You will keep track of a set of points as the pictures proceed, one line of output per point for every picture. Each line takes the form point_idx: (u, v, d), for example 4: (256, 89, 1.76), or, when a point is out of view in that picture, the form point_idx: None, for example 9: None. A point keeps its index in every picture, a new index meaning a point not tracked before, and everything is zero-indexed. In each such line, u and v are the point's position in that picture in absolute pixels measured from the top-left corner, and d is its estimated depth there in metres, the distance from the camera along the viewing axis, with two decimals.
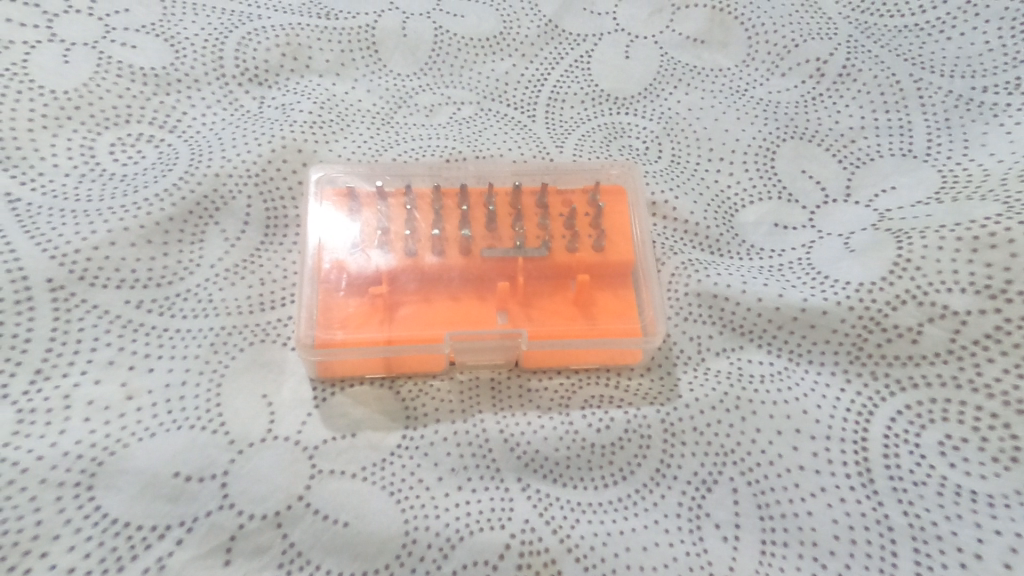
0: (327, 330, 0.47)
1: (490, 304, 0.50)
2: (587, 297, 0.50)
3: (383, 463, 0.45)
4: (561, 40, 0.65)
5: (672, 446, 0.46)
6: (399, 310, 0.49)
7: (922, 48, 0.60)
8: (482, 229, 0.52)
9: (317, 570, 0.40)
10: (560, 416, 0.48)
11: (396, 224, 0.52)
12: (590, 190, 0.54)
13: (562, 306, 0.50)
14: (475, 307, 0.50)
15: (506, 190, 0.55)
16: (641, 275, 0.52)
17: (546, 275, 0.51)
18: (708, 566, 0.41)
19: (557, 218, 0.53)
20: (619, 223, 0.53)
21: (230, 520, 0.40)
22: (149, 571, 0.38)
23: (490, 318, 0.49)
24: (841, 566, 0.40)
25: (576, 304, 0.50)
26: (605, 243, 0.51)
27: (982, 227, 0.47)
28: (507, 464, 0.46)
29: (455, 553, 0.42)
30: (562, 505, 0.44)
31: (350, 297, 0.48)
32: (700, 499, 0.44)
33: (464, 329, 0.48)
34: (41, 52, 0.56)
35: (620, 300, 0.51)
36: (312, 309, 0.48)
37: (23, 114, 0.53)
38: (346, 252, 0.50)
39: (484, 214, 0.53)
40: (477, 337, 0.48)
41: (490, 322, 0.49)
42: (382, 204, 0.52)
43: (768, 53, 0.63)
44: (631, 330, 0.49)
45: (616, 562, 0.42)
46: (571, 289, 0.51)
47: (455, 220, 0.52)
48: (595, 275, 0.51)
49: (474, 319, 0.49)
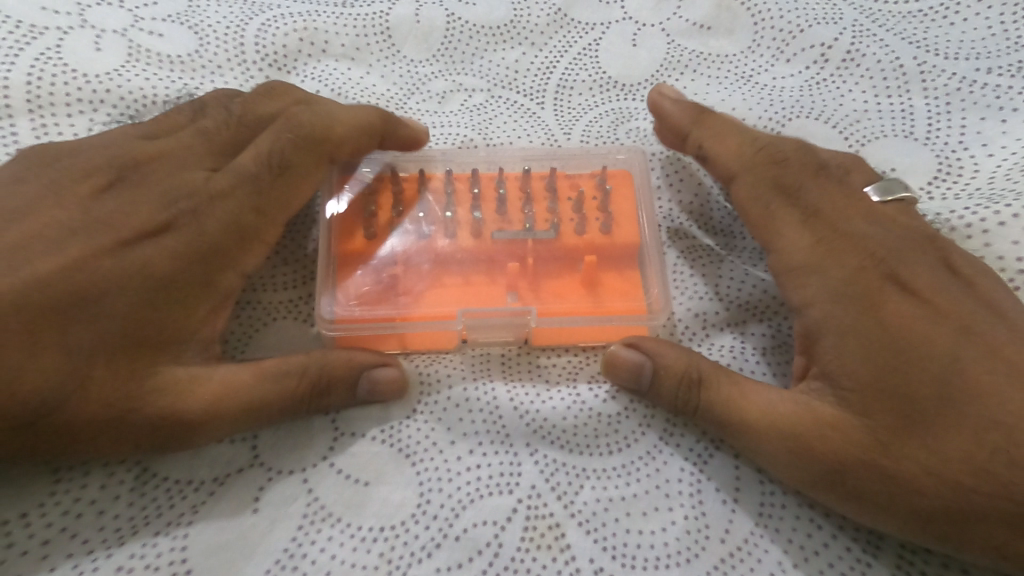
0: (347, 307, 0.50)
1: (500, 284, 0.52)
2: (592, 278, 0.52)
3: (400, 425, 0.48)
4: (569, 28, 0.67)
5: (674, 417, 0.48)
6: (414, 290, 0.51)
7: (927, 32, 0.61)
8: (493, 212, 0.54)
9: (337, 522, 0.44)
10: (567, 388, 0.51)
11: (409, 208, 0.54)
12: (597, 174, 0.56)
13: (570, 286, 0.53)
14: (486, 287, 0.52)
15: (515, 175, 0.57)
16: (646, 256, 0.53)
17: (554, 257, 0.53)
18: (706, 528, 0.44)
19: (564, 201, 0.55)
20: (625, 207, 0.55)
21: (260, 477, 0.44)
22: (184, 515, 0.43)
23: (499, 297, 0.52)
24: (834, 526, 0.44)
25: (583, 284, 0.53)
26: (611, 226, 0.53)
27: (963, 219, 0.50)
28: (516, 431, 0.48)
29: (466, 512, 0.45)
30: (568, 470, 0.47)
31: (367, 279, 0.51)
32: (702, 465, 0.47)
33: (476, 306, 0.51)
34: (75, 39, 0.59)
35: (625, 281, 0.53)
36: (331, 289, 0.51)
37: (58, 95, 0.56)
38: (362, 234, 0.52)
39: (494, 196, 0.55)
40: (489, 315, 0.51)
41: (501, 301, 0.52)
42: (395, 189, 0.55)
43: (773, 39, 0.64)
44: (634, 311, 0.51)
45: (617, 524, 0.45)
46: (578, 269, 0.53)
47: (467, 204, 0.55)
48: (601, 256, 0.53)
49: (485, 298, 0.52)
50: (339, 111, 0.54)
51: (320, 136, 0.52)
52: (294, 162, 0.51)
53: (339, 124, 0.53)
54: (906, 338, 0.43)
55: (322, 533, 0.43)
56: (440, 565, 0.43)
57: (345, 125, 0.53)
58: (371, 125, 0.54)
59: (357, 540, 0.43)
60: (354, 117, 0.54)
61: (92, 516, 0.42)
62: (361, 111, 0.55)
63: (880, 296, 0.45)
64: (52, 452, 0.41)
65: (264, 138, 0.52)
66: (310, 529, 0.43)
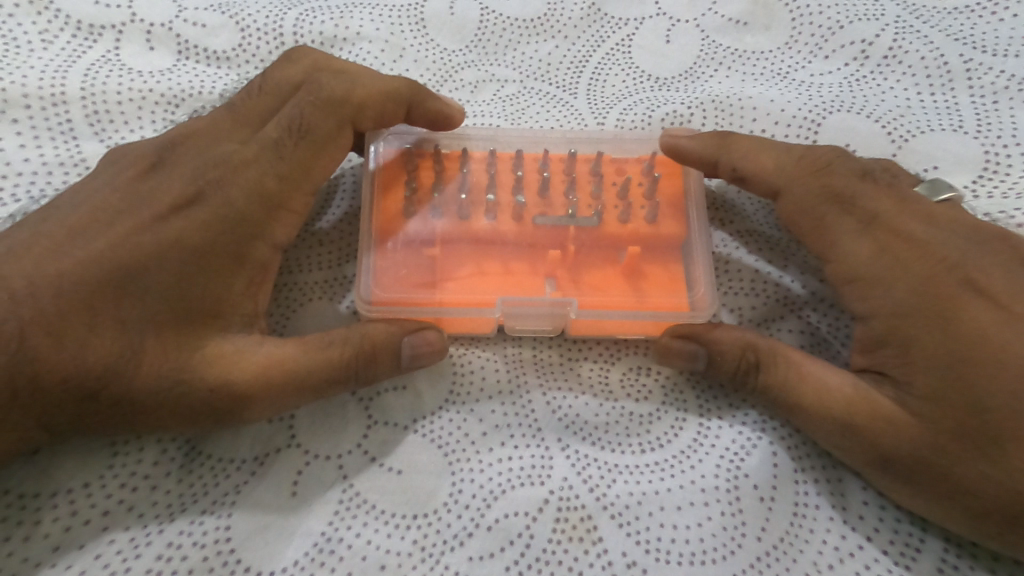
0: (388, 288, 0.50)
1: (539, 271, 0.52)
2: (632, 266, 0.52)
3: (432, 417, 0.48)
4: (603, 23, 0.66)
5: (708, 418, 0.48)
6: (454, 275, 0.51)
7: (972, 28, 0.60)
8: (534, 197, 0.54)
9: (374, 507, 0.44)
10: (600, 383, 0.50)
11: (451, 190, 0.54)
12: (645, 160, 0.56)
13: (612, 276, 0.52)
14: (525, 274, 0.52)
15: (559, 158, 0.56)
16: (690, 248, 0.53)
17: (596, 244, 0.53)
18: (742, 526, 0.44)
19: (609, 187, 0.55)
20: (671, 197, 0.54)
21: (297, 460, 0.45)
22: (228, 494, 0.43)
23: (540, 283, 0.52)
24: (869, 528, 0.43)
25: (624, 274, 0.52)
26: (656, 215, 0.53)
27: (1009, 219, 0.50)
28: (548, 424, 0.48)
29: (498, 502, 0.45)
30: (600, 465, 0.47)
31: (409, 260, 0.51)
32: (738, 462, 0.46)
33: (516, 295, 0.50)
34: (129, 40, 0.60)
35: (670, 273, 0.52)
36: (373, 268, 0.51)
37: (112, 87, 0.57)
38: (403, 216, 0.52)
39: (537, 180, 0.55)
40: (528, 304, 0.50)
41: (539, 290, 0.51)
42: (436, 168, 0.55)
43: (812, 35, 0.63)
44: (678, 304, 0.51)
45: (651, 519, 0.44)
46: (621, 259, 0.53)
47: (508, 187, 0.54)
48: (644, 246, 0.53)
49: (524, 286, 0.51)
50: (369, 80, 0.54)
51: (342, 102, 0.52)
52: (313, 127, 0.51)
53: (361, 89, 0.53)
54: (954, 338, 0.42)
55: (358, 517, 0.43)
56: (472, 554, 0.43)
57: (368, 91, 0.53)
58: (398, 94, 0.54)
59: (392, 525, 0.43)
60: (381, 85, 0.54)
61: (143, 494, 0.43)
62: (389, 80, 0.54)
63: (928, 296, 0.44)
64: (108, 427, 0.42)
65: (290, 101, 0.53)
66: (347, 513, 0.43)
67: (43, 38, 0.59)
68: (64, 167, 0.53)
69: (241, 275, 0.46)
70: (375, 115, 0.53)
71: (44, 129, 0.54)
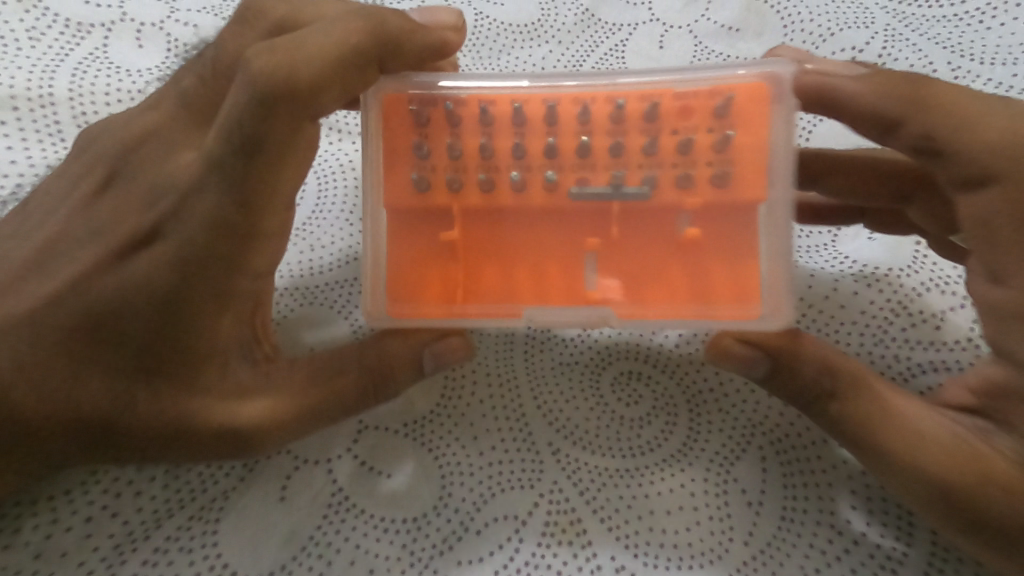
0: (399, 293, 0.43)
1: (577, 268, 0.43)
2: (686, 257, 0.42)
3: (421, 421, 0.48)
4: (596, 28, 0.67)
5: (699, 422, 0.48)
6: (476, 277, 0.43)
7: (962, 36, 0.60)
8: (571, 163, 0.42)
9: (363, 512, 0.44)
10: (591, 387, 0.50)
11: (466, 160, 0.43)
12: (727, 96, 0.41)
13: (667, 272, 0.42)
14: (559, 273, 0.43)
15: (602, 110, 0.43)
16: (779, 234, 0.40)
17: (643, 221, 0.42)
18: (730, 531, 0.44)
19: (669, 137, 0.42)
20: (750, 157, 0.41)
21: (286, 465, 0.45)
22: (217, 499, 0.44)
23: (576, 278, 0.43)
24: (854, 533, 0.44)
25: (682, 270, 0.42)
26: (731, 182, 0.41)
27: None
28: (539, 430, 0.48)
29: (487, 507, 0.45)
30: (590, 469, 0.47)
31: (423, 259, 0.43)
32: (727, 468, 0.46)
33: (549, 304, 0.43)
34: (119, 37, 0.60)
35: (736, 268, 0.41)
36: (379, 268, 0.43)
37: (102, 88, 0.57)
38: (409, 187, 0.43)
39: (574, 142, 0.42)
40: (561, 314, 0.42)
41: (577, 294, 0.43)
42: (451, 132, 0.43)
43: (803, 42, 0.63)
44: (745, 314, 0.41)
45: (639, 524, 0.44)
46: (678, 244, 0.42)
47: (539, 154, 0.43)
48: (709, 227, 0.42)
49: (559, 290, 0.43)
50: (311, 35, 0.41)
51: (287, 84, 0.39)
52: (262, 134, 0.39)
53: (305, 56, 0.40)
54: None
55: (347, 522, 0.44)
56: (460, 558, 0.43)
57: (313, 49, 0.40)
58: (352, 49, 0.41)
59: (381, 530, 0.44)
60: (326, 41, 0.41)
61: (129, 499, 0.43)
62: (337, 25, 0.42)
63: None
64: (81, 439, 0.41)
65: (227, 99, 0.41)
66: (336, 517, 0.44)
67: (33, 37, 0.58)
68: (52, 170, 0.53)
69: (220, 289, 0.42)
70: (342, 88, 0.41)
71: (33, 130, 0.54)
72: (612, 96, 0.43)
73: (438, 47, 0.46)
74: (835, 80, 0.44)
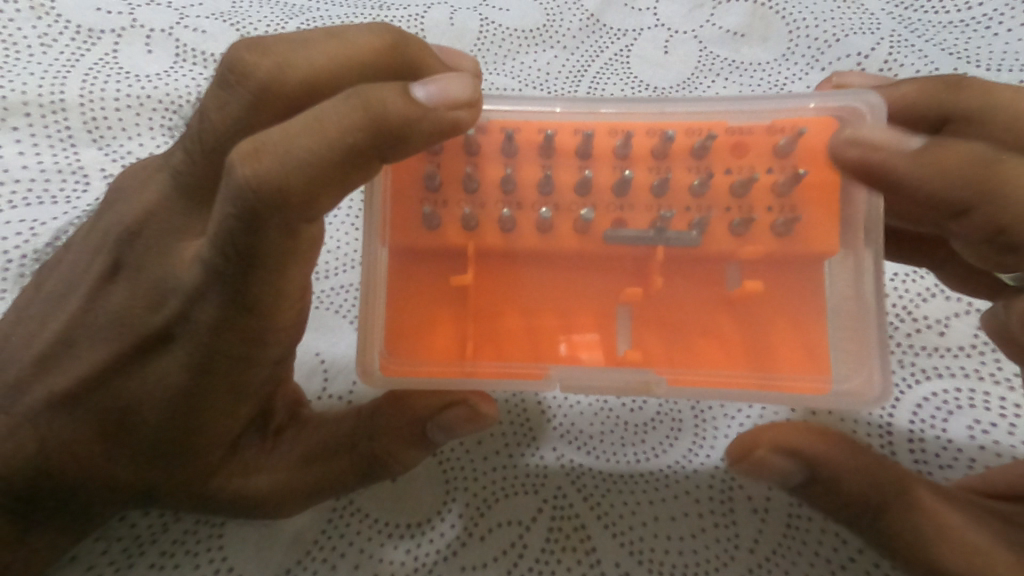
0: (416, 353, 0.40)
1: (607, 318, 0.41)
2: (741, 318, 0.40)
3: None
4: (601, 34, 0.67)
5: (704, 428, 0.48)
6: (497, 331, 0.40)
7: (968, 43, 0.60)
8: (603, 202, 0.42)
9: (367, 516, 0.44)
10: (596, 392, 0.50)
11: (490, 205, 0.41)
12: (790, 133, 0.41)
13: (719, 329, 0.40)
14: (589, 328, 0.41)
15: (645, 143, 0.42)
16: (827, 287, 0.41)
17: (689, 268, 0.41)
18: (735, 538, 0.44)
19: (722, 176, 0.41)
20: (817, 219, 0.40)
21: None
22: None
23: (610, 336, 0.41)
24: (860, 541, 0.43)
25: (737, 328, 0.40)
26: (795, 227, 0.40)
27: None
28: (544, 435, 0.48)
29: (491, 512, 0.45)
30: (595, 475, 0.47)
31: (445, 311, 0.40)
32: (733, 474, 0.46)
33: (577, 364, 0.40)
34: (128, 43, 0.61)
35: (805, 339, 0.40)
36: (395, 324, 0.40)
37: (111, 94, 0.57)
38: (420, 223, 0.41)
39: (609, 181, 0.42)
40: (594, 376, 0.39)
41: (609, 353, 0.40)
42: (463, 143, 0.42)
43: (808, 48, 0.63)
44: (813, 388, 0.39)
45: (644, 531, 0.44)
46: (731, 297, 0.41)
47: (570, 189, 0.42)
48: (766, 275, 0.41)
49: (588, 347, 0.40)
50: (295, 130, 0.32)
51: (273, 190, 0.32)
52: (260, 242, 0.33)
53: (295, 179, 0.32)
54: None
55: (352, 526, 0.44)
56: (465, 564, 0.43)
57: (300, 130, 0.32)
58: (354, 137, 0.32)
59: (386, 534, 0.44)
60: (321, 124, 0.32)
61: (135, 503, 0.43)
62: (327, 114, 0.32)
63: None
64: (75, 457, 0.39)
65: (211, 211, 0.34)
66: (340, 522, 0.44)
67: (44, 43, 0.59)
68: (63, 175, 0.53)
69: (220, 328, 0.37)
70: (342, 186, 0.33)
71: (43, 136, 0.55)
72: (659, 129, 0.42)
73: (444, 125, 0.34)
74: (883, 156, 0.37)
